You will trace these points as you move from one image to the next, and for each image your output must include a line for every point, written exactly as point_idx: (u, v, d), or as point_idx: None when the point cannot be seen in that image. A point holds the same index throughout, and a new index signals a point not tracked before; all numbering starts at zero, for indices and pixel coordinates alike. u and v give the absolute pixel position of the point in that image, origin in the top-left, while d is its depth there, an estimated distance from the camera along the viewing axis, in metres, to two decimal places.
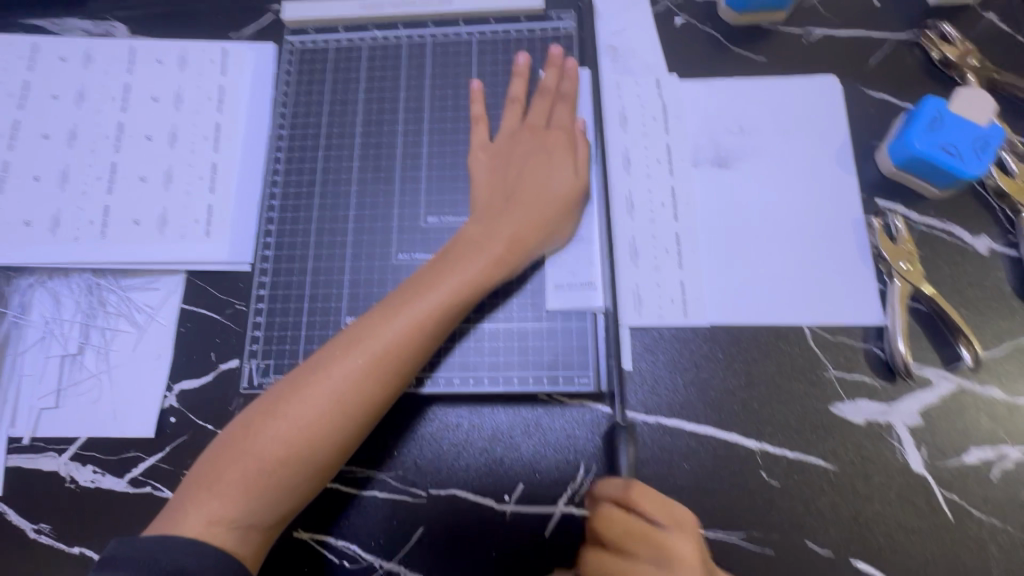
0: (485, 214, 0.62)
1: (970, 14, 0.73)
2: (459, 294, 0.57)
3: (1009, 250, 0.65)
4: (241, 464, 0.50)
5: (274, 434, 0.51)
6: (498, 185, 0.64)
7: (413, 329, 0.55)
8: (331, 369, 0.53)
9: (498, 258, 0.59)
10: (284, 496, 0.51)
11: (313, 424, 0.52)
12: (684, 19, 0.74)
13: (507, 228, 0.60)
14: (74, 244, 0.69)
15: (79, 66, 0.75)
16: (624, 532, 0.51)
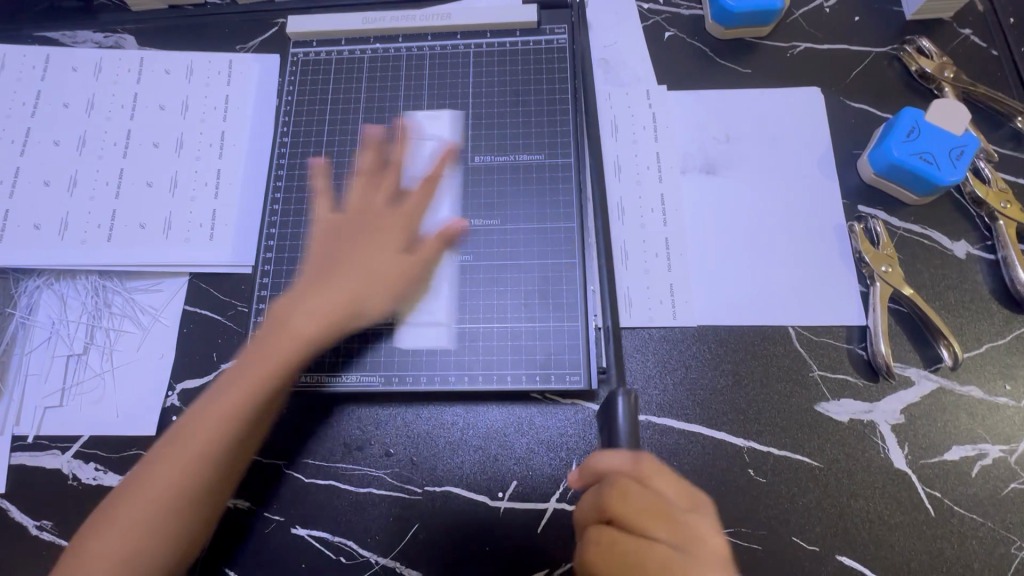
0: (315, 269, 0.61)
1: (946, 29, 0.76)
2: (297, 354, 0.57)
3: (987, 254, 0.67)
4: (132, 514, 0.51)
5: (159, 483, 0.52)
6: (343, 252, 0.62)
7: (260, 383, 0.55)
8: (206, 414, 0.54)
9: (291, 327, 0.58)
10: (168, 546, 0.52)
11: (194, 478, 0.53)
12: (673, 33, 0.77)
13: (346, 293, 0.59)
14: (81, 247, 0.71)
15: (90, 76, 0.78)
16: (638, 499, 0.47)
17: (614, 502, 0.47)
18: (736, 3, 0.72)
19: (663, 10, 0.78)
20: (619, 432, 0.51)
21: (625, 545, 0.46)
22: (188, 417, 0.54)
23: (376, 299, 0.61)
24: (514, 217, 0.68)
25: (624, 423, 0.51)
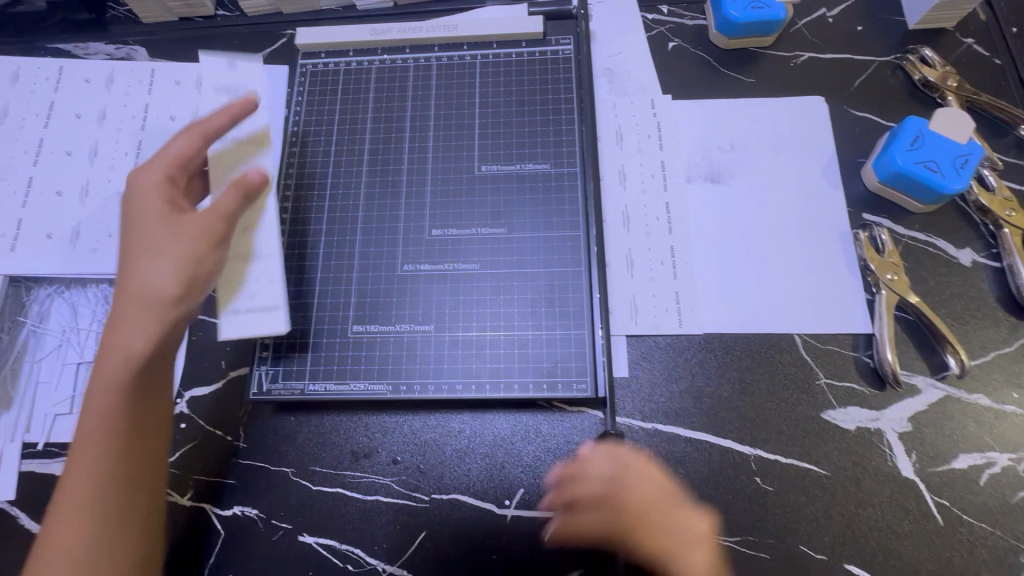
0: (139, 248, 0.57)
1: (949, 39, 0.77)
2: (132, 337, 0.54)
3: (992, 262, 0.67)
4: (53, 539, 0.49)
5: (71, 500, 0.50)
6: (152, 232, 0.57)
7: (103, 384, 0.53)
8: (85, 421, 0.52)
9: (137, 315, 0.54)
10: (98, 554, 0.49)
11: (100, 477, 0.51)
12: (677, 43, 0.78)
13: (157, 270, 0.55)
14: (92, 255, 0.71)
15: (102, 87, 0.79)
16: (629, 500, 0.56)
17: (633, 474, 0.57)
18: (739, 13, 0.73)
19: (667, 21, 0.79)
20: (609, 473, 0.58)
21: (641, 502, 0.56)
22: (86, 422, 0.52)
23: (207, 258, 0.57)
24: (520, 226, 0.69)
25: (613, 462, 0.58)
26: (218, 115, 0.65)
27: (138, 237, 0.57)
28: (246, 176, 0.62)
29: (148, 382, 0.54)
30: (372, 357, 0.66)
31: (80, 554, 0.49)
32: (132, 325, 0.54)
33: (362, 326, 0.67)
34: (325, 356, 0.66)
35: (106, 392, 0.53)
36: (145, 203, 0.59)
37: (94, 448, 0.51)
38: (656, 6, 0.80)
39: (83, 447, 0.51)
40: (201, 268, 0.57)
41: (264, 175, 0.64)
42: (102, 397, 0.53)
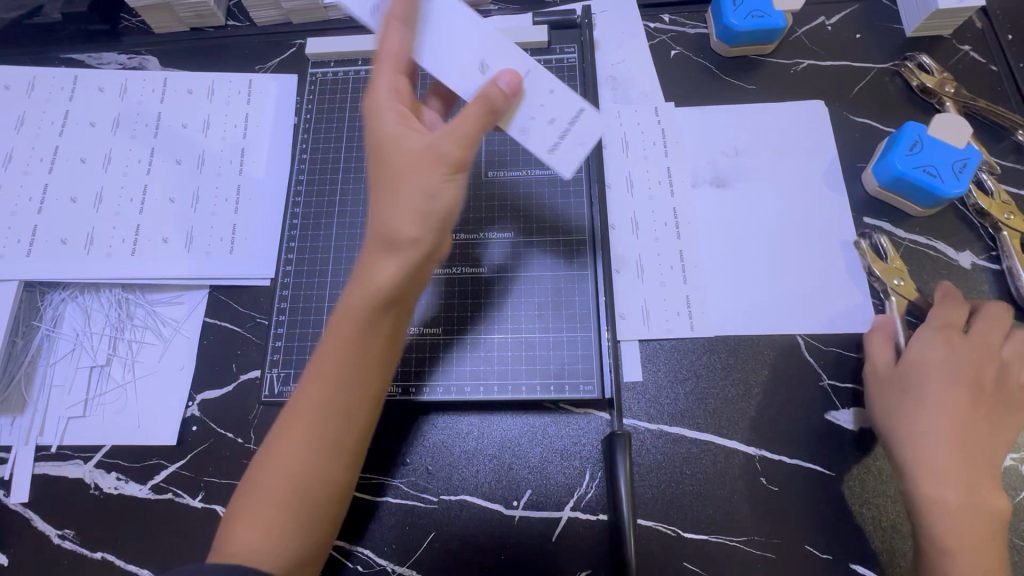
0: (389, 186, 0.52)
1: (946, 46, 0.78)
2: (382, 287, 0.51)
3: (992, 265, 0.68)
4: (241, 515, 0.50)
5: (269, 474, 0.50)
6: (409, 159, 0.51)
7: (332, 356, 0.52)
8: (307, 389, 0.52)
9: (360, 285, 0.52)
10: (302, 518, 0.50)
11: (316, 445, 0.51)
12: (678, 51, 0.79)
13: (411, 214, 0.50)
14: (106, 260, 0.73)
15: (115, 97, 0.80)
16: (954, 403, 0.57)
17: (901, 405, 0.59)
18: (740, 22, 0.74)
19: (669, 30, 0.80)
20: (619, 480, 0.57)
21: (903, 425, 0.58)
22: (320, 396, 0.51)
23: (441, 193, 0.51)
24: (527, 230, 0.70)
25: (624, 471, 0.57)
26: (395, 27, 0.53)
27: (385, 164, 0.53)
28: (495, 86, 0.52)
29: (376, 339, 0.52)
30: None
31: (260, 529, 0.49)
32: (359, 291, 0.52)
33: None
34: None
35: (333, 362, 0.52)
36: (394, 136, 0.53)
37: (300, 425, 0.51)
38: (658, 15, 0.81)
39: (296, 424, 0.51)
40: (434, 205, 0.51)
41: (516, 78, 0.54)
42: (327, 370, 0.51)
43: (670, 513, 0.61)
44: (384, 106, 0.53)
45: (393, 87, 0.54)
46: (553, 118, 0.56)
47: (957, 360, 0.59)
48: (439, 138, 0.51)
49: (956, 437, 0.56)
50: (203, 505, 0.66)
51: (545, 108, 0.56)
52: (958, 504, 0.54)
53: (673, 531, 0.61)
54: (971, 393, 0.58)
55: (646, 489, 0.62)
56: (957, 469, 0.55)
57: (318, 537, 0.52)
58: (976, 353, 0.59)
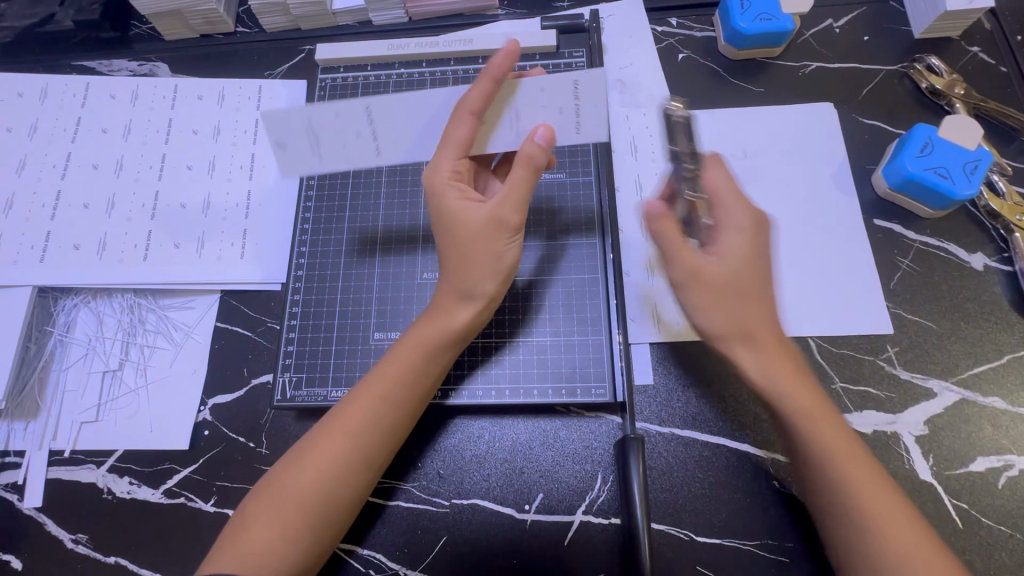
0: (454, 248, 0.58)
1: (955, 47, 0.78)
2: (451, 332, 0.57)
3: (1004, 267, 0.68)
4: (258, 516, 0.51)
5: (299, 478, 0.52)
6: (471, 227, 0.57)
7: (386, 380, 0.55)
8: (359, 400, 0.55)
9: (427, 325, 0.57)
10: (315, 529, 0.51)
11: (352, 457, 0.53)
12: (686, 55, 0.80)
13: (482, 277, 0.57)
14: (118, 265, 0.73)
15: (126, 103, 0.81)
16: (759, 304, 0.54)
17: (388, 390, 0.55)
18: (748, 25, 0.74)
19: (677, 33, 0.81)
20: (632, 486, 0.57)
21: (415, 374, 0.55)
22: (371, 415, 0.54)
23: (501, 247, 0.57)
24: (537, 233, 0.70)
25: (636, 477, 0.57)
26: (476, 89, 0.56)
27: (447, 227, 0.58)
28: (540, 149, 0.56)
29: (432, 372, 0.57)
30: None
31: (280, 532, 0.50)
32: (426, 331, 0.57)
33: (382, 332, 0.68)
34: (347, 364, 0.68)
35: (390, 382, 0.55)
36: (453, 203, 0.58)
37: (340, 437, 0.53)
38: (665, 19, 0.82)
39: (337, 436, 0.53)
40: (495, 259, 0.57)
41: (552, 131, 0.57)
42: (381, 390, 0.55)
43: (683, 517, 0.61)
44: (441, 175, 0.58)
45: (454, 159, 0.58)
46: (596, 104, 0.59)
47: (748, 260, 0.55)
48: (497, 205, 0.57)
49: (775, 341, 0.54)
50: (215, 510, 0.66)
51: (581, 112, 0.59)
52: (820, 405, 0.52)
53: (686, 534, 0.61)
54: (755, 298, 0.55)
55: (659, 492, 0.62)
56: (790, 371, 0.53)
57: (330, 544, 0.53)
58: (754, 256, 0.55)
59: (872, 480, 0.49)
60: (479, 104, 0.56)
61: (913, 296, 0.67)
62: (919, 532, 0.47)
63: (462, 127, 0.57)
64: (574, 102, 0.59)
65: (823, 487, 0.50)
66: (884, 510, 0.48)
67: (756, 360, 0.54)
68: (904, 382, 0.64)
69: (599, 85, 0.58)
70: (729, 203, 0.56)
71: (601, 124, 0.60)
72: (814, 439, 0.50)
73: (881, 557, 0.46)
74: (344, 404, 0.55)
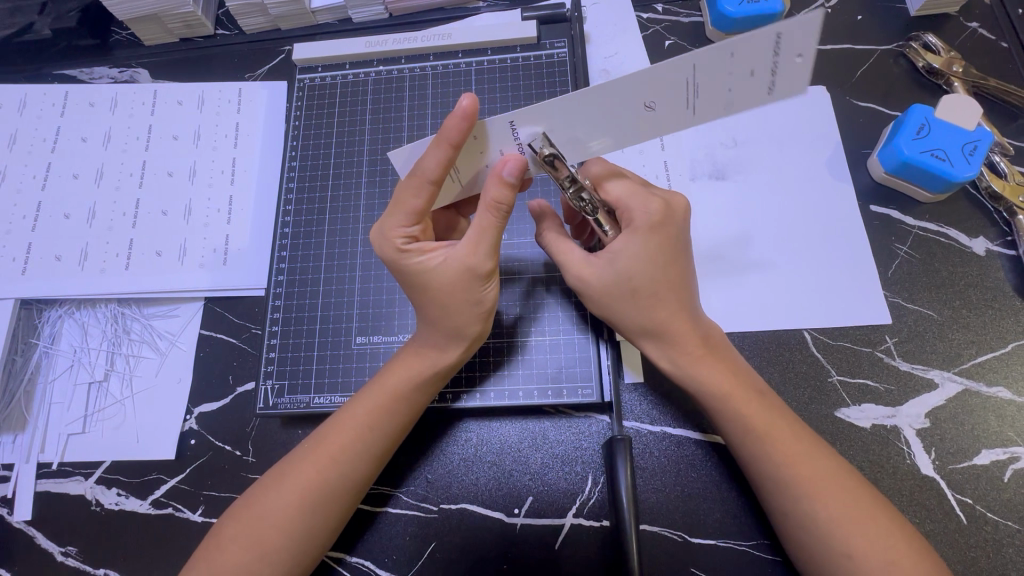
0: (431, 301, 0.56)
1: (952, 24, 0.75)
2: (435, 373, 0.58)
3: (1008, 251, 0.65)
4: (234, 533, 0.53)
5: (277, 502, 0.53)
6: (445, 279, 0.55)
7: (365, 411, 0.57)
8: (340, 426, 0.56)
9: (408, 361, 0.58)
10: (283, 552, 0.52)
11: (325, 483, 0.54)
12: (673, 42, 0.77)
13: (467, 319, 0.56)
14: (100, 276, 0.73)
15: (106, 111, 0.80)
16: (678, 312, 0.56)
17: (362, 414, 0.57)
18: (736, 8, 0.72)
19: (663, 19, 0.78)
20: (621, 492, 0.55)
21: (391, 389, 0.57)
22: (348, 447, 0.55)
23: (480, 290, 0.55)
24: (521, 230, 0.68)
25: (624, 484, 0.55)
26: (432, 156, 0.49)
27: (412, 283, 0.56)
28: (504, 185, 0.51)
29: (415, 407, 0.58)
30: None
31: (258, 554, 0.52)
32: (405, 365, 0.58)
33: (365, 336, 0.68)
34: (331, 368, 0.67)
35: (369, 410, 0.57)
36: (417, 261, 0.55)
37: (319, 464, 0.55)
38: (651, 5, 0.79)
39: (314, 462, 0.55)
40: (471, 299, 0.55)
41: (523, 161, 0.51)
42: (362, 420, 0.56)
43: (676, 518, 0.60)
44: (392, 243, 0.55)
45: (404, 225, 0.55)
46: (801, 52, 0.43)
47: (657, 256, 0.54)
48: (465, 252, 0.54)
49: (688, 330, 0.56)
50: (203, 519, 0.65)
51: (778, 69, 0.44)
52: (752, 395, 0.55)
53: (680, 536, 0.59)
54: (685, 287, 0.56)
55: (651, 493, 0.60)
56: (710, 359, 0.56)
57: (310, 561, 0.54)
58: (679, 253, 0.56)
59: (807, 456, 0.52)
60: (439, 173, 0.50)
61: (912, 283, 0.65)
62: (853, 496, 0.50)
63: (413, 182, 0.51)
64: (771, 56, 0.43)
65: (759, 468, 0.53)
66: (822, 487, 0.51)
67: (676, 357, 0.57)
68: (903, 373, 0.62)
69: (809, 32, 0.41)
70: (632, 200, 0.56)
71: (800, 79, 0.44)
72: (738, 426, 0.54)
73: (823, 529, 0.49)
74: (326, 431, 0.57)
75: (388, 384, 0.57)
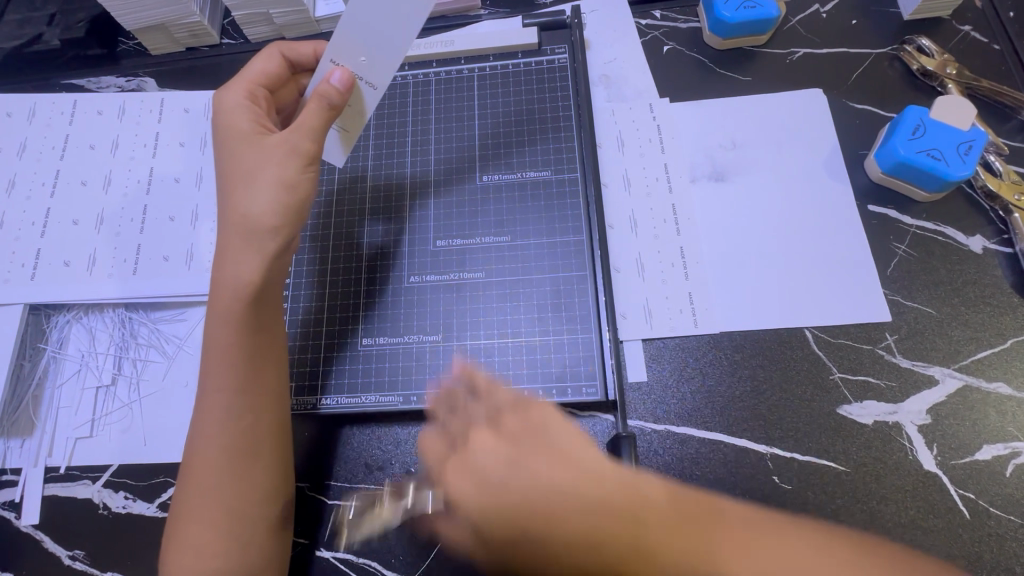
0: (255, 185, 0.57)
1: (946, 27, 0.76)
2: (240, 286, 0.56)
3: (1005, 248, 0.66)
4: (182, 542, 0.53)
5: (197, 489, 0.54)
6: (255, 156, 0.58)
7: (220, 369, 0.55)
8: (207, 397, 0.55)
9: (235, 288, 0.56)
10: (226, 537, 0.53)
11: (224, 454, 0.54)
12: (672, 47, 0.79)
13: (266, 201, 0.56)
14: (108, 281, 0.73)
15: (114, 119, 0.81)
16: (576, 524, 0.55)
17: (217, 374, 0.55)
18: (733, 14, 0.73)
19: (662, 25, 0.80)
20: None
21: (231, 306, 0.56)
22: (228, 405, 0.55)
23: (301, 182, 0.58)
24: (522, 233, 0.69)
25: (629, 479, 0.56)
26: (261, 62, 0.63)
27: (253, 169, 0.57)
28: (327, 85, 0.58)
29: (260, 335, 0.57)
30: (407, 381, 0.66)
31: (210, 542, 0.52)
32: (228, 298, 0.56)
33: (371, 338, 0.68)
34: (338, 370, 0.67)
35: (223, 367, 0.55)
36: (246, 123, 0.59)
37: (209, 444, 0.54)
38: (649, 12, 0.81)
39: (218, 428, 0.55)
40: (297, 193, 0.58)
41: (349, 73, 0.59)
42: (222, 384, 0.55)
43: None
44: (235, 101, 0.61)
45: (243, 92, 0.62)
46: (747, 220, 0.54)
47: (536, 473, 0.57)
48: (288, 138, 0.58)
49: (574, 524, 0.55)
50: None
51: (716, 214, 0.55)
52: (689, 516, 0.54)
53: None
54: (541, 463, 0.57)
55: None
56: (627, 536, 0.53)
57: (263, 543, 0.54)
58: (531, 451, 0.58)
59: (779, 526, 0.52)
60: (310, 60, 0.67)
61: (910, 281, 0.66)
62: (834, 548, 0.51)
63: (250, 125, 0.59)
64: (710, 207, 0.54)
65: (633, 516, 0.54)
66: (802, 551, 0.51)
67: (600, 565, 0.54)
68: (904, 370, 0.62)
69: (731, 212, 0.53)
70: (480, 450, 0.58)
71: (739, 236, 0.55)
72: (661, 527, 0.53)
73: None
74: (200, 414, 0.55)
75: (230, 300, 0.56)
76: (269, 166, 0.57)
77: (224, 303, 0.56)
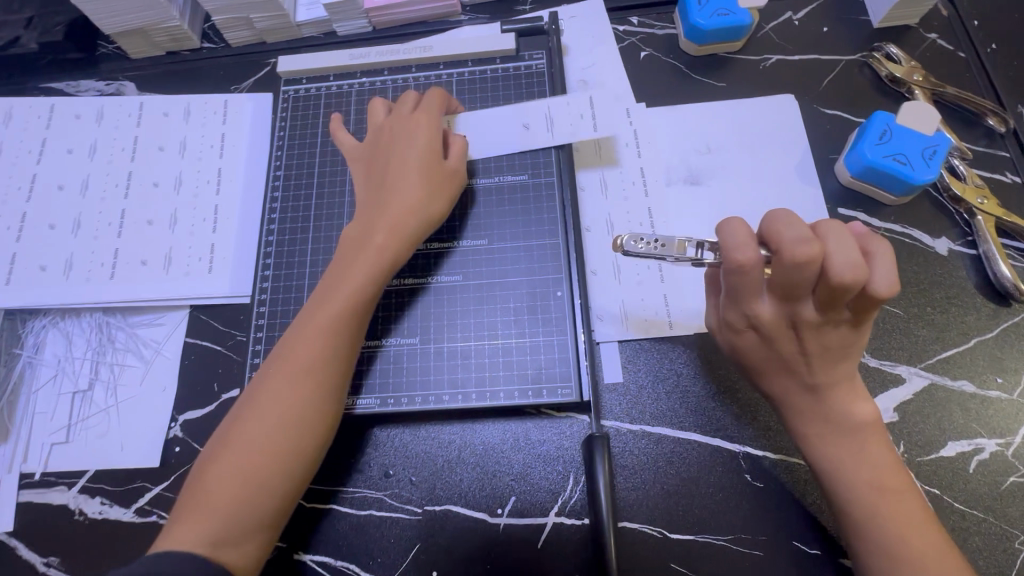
0: (398, 191, 0.63)
1: (913, 35, 0.79)
2: (384, 256, 0.61)
3: (969, 250, 0.68)
4: (225, 461, 0.54)
5: (264, 417, 0.55)
6: (407, 164, 0.64)
7: (326, 313, 0.59)
8: (309, 328, 0.58)
9: (369, 249, 0.61)
10: (270, 476, 0.54)
11: (303, 397, 0.56)
12: (648, 53, 0.80)
13: (409, 199, 0.63)
14: (85, 285, 0.73)
15: (92, 123, 0.81)
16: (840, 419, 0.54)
17: (324, 311, 0.59)
18: (705, 21, 0.75)
19: (638, 32, 0.81)
20: (600, 487, 0.57)
21: (363, 264, 0.61)
22: (328, 342, 0.58)
23: (438, 200, 0.65)
24: (500, 236, 0.70)
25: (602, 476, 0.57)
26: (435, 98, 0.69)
27: (397, 175, 0.64)
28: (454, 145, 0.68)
29: (370, 299, 0.61)
30: (385, 382, 0.66)
31: (259, 471, 0.53)
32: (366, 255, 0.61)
33: None
34: None
35: (333, 310, 0.59)
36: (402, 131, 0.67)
37: (290, 374, 0.56)
38: (626, 19, 0.82)
39: (304, 364, 0.57)
40: (432, 206, 0.64)
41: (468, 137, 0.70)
42: (327, 323, 0.58)
43: (656, 515, 0.61)
44: (423, 116, 0.67)
45: (433, 110, 0.68)
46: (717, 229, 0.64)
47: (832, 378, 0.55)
48: (436, 164, 0.65)
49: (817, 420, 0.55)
50: None
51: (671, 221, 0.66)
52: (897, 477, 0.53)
53: (660, 532, 0.60)
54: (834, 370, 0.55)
55: (631, 492, 0.62)
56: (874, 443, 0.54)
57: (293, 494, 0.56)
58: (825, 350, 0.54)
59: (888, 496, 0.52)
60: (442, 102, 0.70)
61: None
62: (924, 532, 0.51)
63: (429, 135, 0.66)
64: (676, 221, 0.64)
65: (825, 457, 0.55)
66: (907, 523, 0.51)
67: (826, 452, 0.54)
68: (873, 369, 0.64)
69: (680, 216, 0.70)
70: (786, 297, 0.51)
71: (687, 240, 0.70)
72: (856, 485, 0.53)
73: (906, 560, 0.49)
74: (292, 341, 0.58)
75: (365, 259, 0.61)
76: (420, 183, 0.64)
77: (360, 260, 0.61)
